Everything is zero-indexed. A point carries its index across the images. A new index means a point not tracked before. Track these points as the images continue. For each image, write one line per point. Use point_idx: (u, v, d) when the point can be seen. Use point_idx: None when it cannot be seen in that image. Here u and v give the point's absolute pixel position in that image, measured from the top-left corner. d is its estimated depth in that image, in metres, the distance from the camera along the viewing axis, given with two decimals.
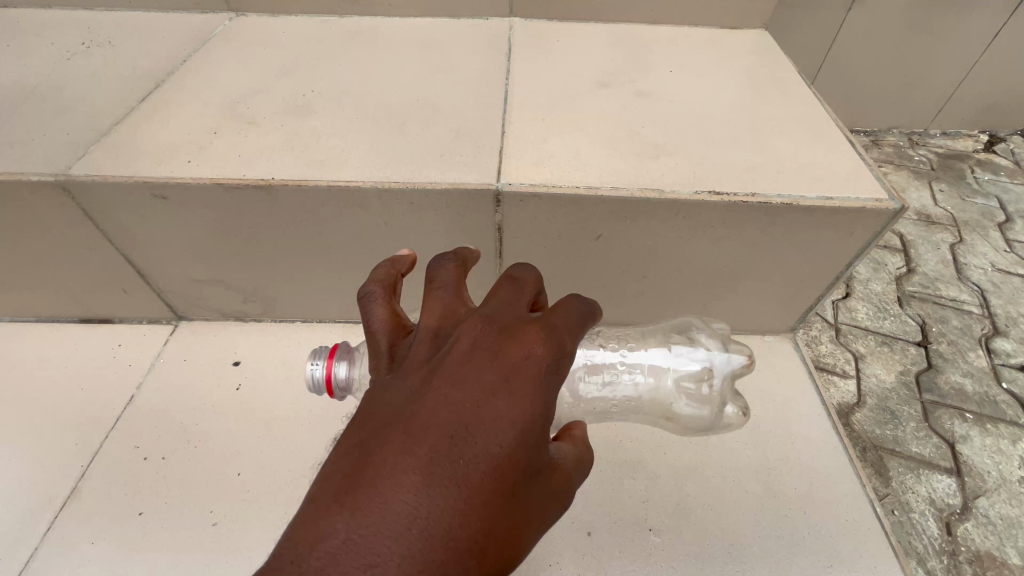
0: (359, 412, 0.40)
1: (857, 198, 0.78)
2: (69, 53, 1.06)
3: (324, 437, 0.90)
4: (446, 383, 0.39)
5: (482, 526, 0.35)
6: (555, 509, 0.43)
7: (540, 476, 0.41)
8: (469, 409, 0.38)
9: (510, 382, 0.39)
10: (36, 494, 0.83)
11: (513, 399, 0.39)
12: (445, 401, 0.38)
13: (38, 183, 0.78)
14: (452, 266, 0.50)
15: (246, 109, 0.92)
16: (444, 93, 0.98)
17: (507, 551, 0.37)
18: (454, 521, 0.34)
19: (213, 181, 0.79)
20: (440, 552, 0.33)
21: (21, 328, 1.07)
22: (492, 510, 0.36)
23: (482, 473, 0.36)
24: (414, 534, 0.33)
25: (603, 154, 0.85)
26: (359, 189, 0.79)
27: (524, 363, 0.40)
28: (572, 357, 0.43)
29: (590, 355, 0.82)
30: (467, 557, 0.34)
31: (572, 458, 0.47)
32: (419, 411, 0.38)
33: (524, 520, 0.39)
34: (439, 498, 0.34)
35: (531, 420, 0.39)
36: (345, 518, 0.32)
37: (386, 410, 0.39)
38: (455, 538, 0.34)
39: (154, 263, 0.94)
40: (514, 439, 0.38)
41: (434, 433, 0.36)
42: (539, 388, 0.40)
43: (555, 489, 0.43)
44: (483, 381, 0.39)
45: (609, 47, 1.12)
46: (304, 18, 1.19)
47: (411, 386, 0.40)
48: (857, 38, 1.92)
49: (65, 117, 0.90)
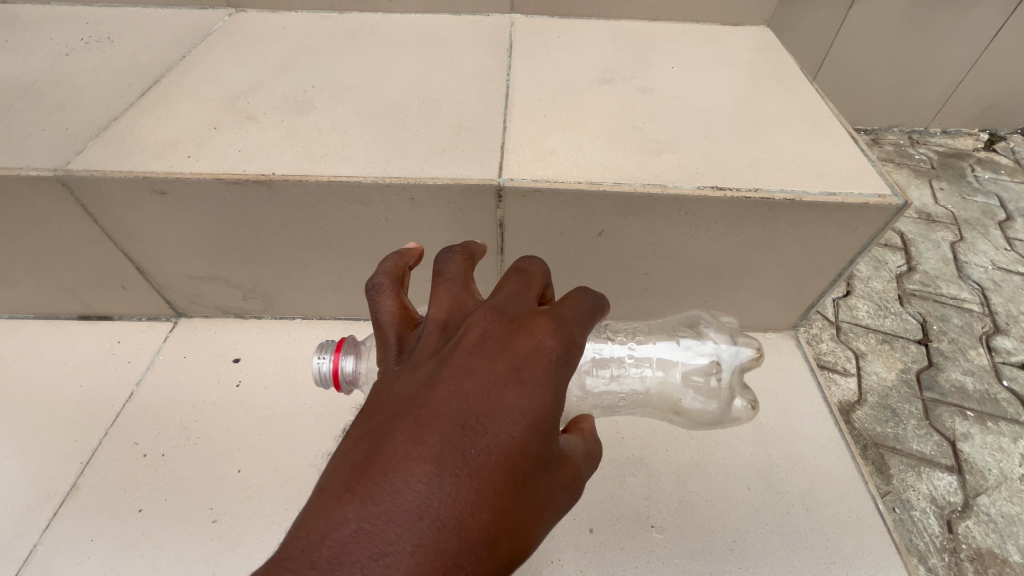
0: (368, 403, 0.40)
1: (860, 194, 0.78)
2: (67, 48, 1.05)
3: (325, 434, 0.90)
4: (456, 373, 0.39)
5: (493, 516, 0.35)
6: (566, 501, 0.42)
7: (551, 467, 0.41)
8: (480, 399, 0.37)
9: (521, 373, 0.39)
10: (35, 491, 0.82)
11: (524, 389, 0.39)
12: (456, 391, 0.38)
13: (36, 178, 0.78)
14: (459, 258, 0.50)
15: (245, 104, 0.92)
16: (444, 89, 0.97)
17: (518, 543, 0.37)
18: (465, 511, 0.34)
19: (213, 176, 0.78)
20: (451, 542, 0.33)
21: (19, 325, 1.06)
22: (503, 501, 0.36)
23: (493, 464, 0.36)
24: (425, 524, 0.32)
25: (605, 150, 0.84)
26: (359, 185, 0.79)
27: (534, 354, 0.40)
28: (582, 349, 0.43)
29: (598, 348, 0.82)
30: (478, 547, 0.34)
31: (581, 451, 0.47)
32: (430, 400, 0.37)
33: (535, 511, 0.38)
34: (451, 487, 0.34)
35: (541, 411, 0.39)
36: (356, 507, 0.32)
37: (396, 401, 0.38)
38: (466, 528, 0.34)
39: (154, 260, 0.94)
40: (525, 430, 0.38)
41: (444, 423, 0.36)
42: (549, 380, 0.40)
43: (566, 481, 0.42)
44: (493, 372, 0.39)
45: (610, 43, 1.12)
46: (304, 14, 1.19)
47: (420, 376, 0.40)
48: (858, 36, 1.91)
49: (64, 113, 0.89)
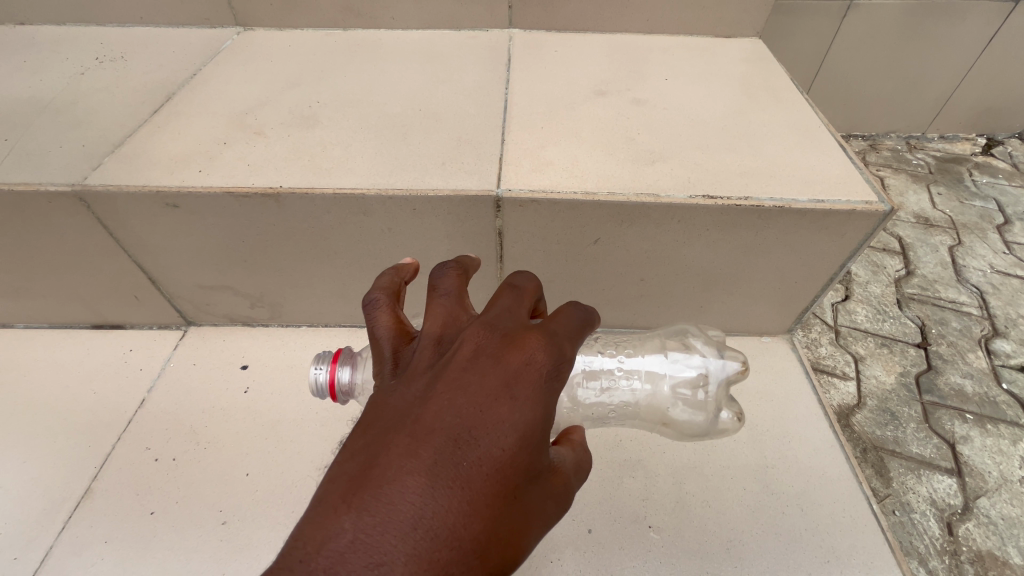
0: (364, 416, 0.42)
1: (848, 201, 0.80)
2: (83, 67, 1.10)
3: (330, 438, 0.92)
4: (450, 388, 0.41)
5: (485, 526, 0.37)
6: (556, 512, 0.44)
7: (541, 479, 0.43)
8: (472, 413, 0.40)
9: (512, 387, 0.41)
10: (51, 495, 0.85)
11: (515, 404, 0.41)
12: (449, 406, 0.40)
13: (55, 193, 0.82)
14: (454, 274, 0.52)
15: (253, 120, 0.95)
16: (445, 102, 1.01)
17: (510, 552, 0.39)
18: (458, 521, 0.36)
19: (224, 190, 0.81)
20: (445, 552, 0.34)
21: (34, 334, 1.09)
22: (495, 511, 0.38)
23: (485, 476, 0.38)
24: (419, 534, 0.34)
25: (600, 160, 0.87)
26: (362, 196, 0.82)
27: (526, 369, 0.42)
28: (572, 363, 0.45)
29: (589, 360, 0.85)
30: (471, 557, 0.36)
31: (572, 462, 0.49)
32: (424, 414, 0.40)
33: (525, 521, 0.40)
34: (445, 499, 0.36)
35: (532, 424, 0.41)
36: (353, 518, 0.34)
37: (391, 414, 0.41)
38: (459, 538, 0.36)
39: (164, 270, 0.97)
40: (515, 442, 0.40)
41: (437, 437, 0.38)
42: (541, 394, 0.42)
43: (556, 492, 0.44)
44: (485, 386, 0.41)
45: (606, 56, 1.15)
46: (310, 31, 1.23)
47: (415, 391, 0.42)
48: (852, 46, 1.95)
49: (80, 130, 0.93)
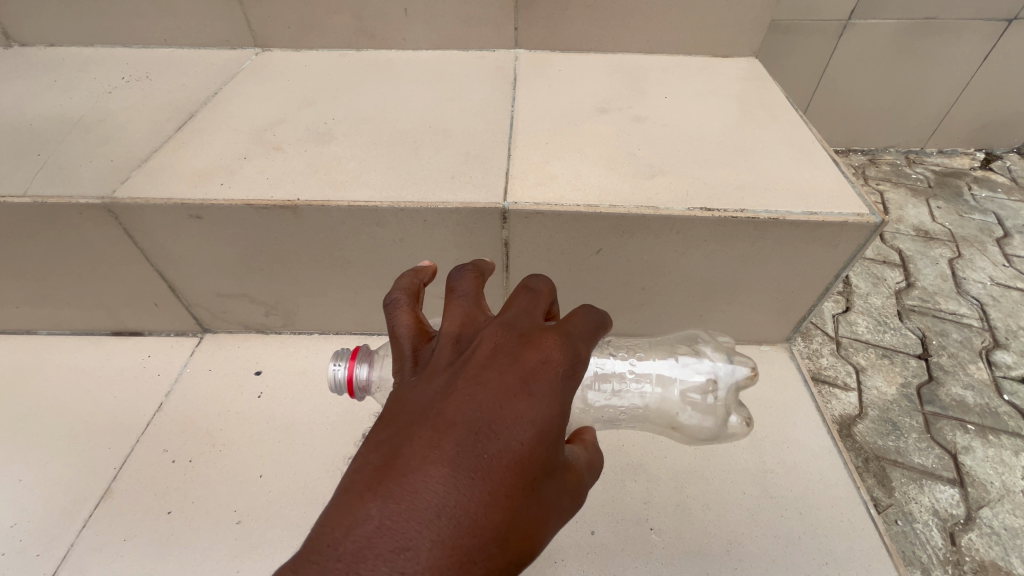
0: (387, 410, 0.45)
1: (840, 213, 0.84)
2: (110, 87, 1.15)
3: (340, 440, 0.96)
4: (470, 384, 0.44)
5: (504, 516, 0.40)
6: (570, 506, 0.47)
7: (556, 474, 0.46)
8: (492, 408, 0.43)
9: (530, 384, 0.44)
10: (73, 495, 0.88)
11: (533, 400, 0.44)
12: (469, 401, 0.43)
13: (85, 206, 0.86)
14: (471, 276, 0.56)
15: (272, 136, 1.00)
16: (454, 119, 1.06)
17: (527, 542, 0.41)
18: (479, 510, 0.39)
19: (244, 202, 0.86)
20: (467, 539, 0.37)
21: (56, 340, 1.13)
22: (513, 502, 0.41)
23: (504, 468, 0.41)
24: (443, 520, 0.37)
25: (602, 175, 0.91)
26: (375, 209, 0.86)
27: (542, 366, 0.45)
28: (585, 364, 0.48)
29: (601, 363, 0.88)
30: (491, 545, 0.39)
31: (584, 460, 0.52)
32: (445, 408, 0.42)
33: (543, 514, 0.43)
34: (466, 489, 0.39)
35: (549, 420, 0.44)
36: (379, 505, 0.36)
37: (414, 408, 0.43)
38: (480, 526, 0.38)
39: (184, 278, 1.01)
40: (533, 437, 0.43)
41: (459, 430, 0.41)
42: (556, 391, 0.45)
43: (570, 487, 0.47)
44: (504, 383, 0.44)
45: (608, 75, 1.20)
46: (325, 52, 1.29)
47: (436, 386, 0.45)
48: (849, 64, 1.99)
49: (108, 146, 0.98)
